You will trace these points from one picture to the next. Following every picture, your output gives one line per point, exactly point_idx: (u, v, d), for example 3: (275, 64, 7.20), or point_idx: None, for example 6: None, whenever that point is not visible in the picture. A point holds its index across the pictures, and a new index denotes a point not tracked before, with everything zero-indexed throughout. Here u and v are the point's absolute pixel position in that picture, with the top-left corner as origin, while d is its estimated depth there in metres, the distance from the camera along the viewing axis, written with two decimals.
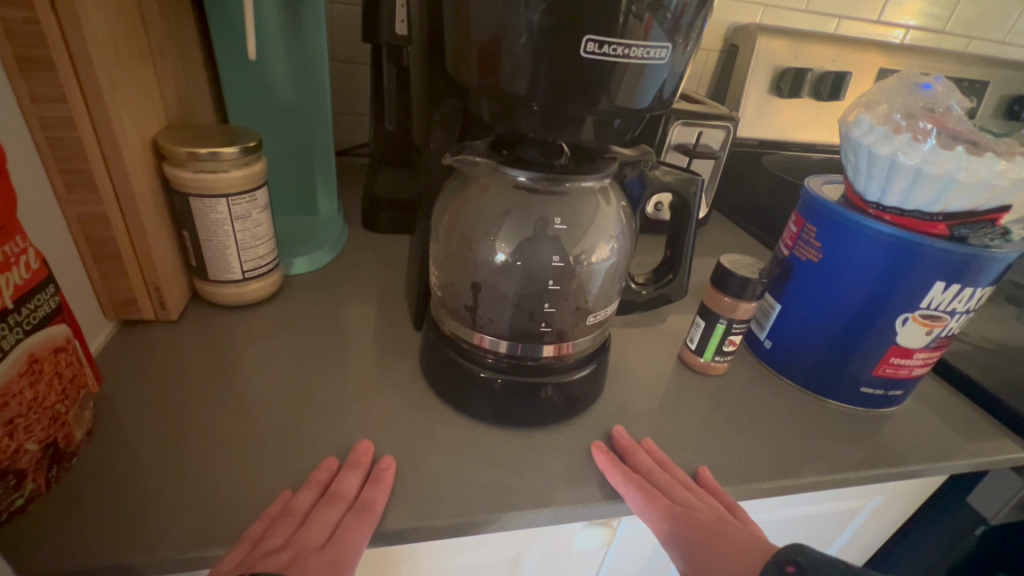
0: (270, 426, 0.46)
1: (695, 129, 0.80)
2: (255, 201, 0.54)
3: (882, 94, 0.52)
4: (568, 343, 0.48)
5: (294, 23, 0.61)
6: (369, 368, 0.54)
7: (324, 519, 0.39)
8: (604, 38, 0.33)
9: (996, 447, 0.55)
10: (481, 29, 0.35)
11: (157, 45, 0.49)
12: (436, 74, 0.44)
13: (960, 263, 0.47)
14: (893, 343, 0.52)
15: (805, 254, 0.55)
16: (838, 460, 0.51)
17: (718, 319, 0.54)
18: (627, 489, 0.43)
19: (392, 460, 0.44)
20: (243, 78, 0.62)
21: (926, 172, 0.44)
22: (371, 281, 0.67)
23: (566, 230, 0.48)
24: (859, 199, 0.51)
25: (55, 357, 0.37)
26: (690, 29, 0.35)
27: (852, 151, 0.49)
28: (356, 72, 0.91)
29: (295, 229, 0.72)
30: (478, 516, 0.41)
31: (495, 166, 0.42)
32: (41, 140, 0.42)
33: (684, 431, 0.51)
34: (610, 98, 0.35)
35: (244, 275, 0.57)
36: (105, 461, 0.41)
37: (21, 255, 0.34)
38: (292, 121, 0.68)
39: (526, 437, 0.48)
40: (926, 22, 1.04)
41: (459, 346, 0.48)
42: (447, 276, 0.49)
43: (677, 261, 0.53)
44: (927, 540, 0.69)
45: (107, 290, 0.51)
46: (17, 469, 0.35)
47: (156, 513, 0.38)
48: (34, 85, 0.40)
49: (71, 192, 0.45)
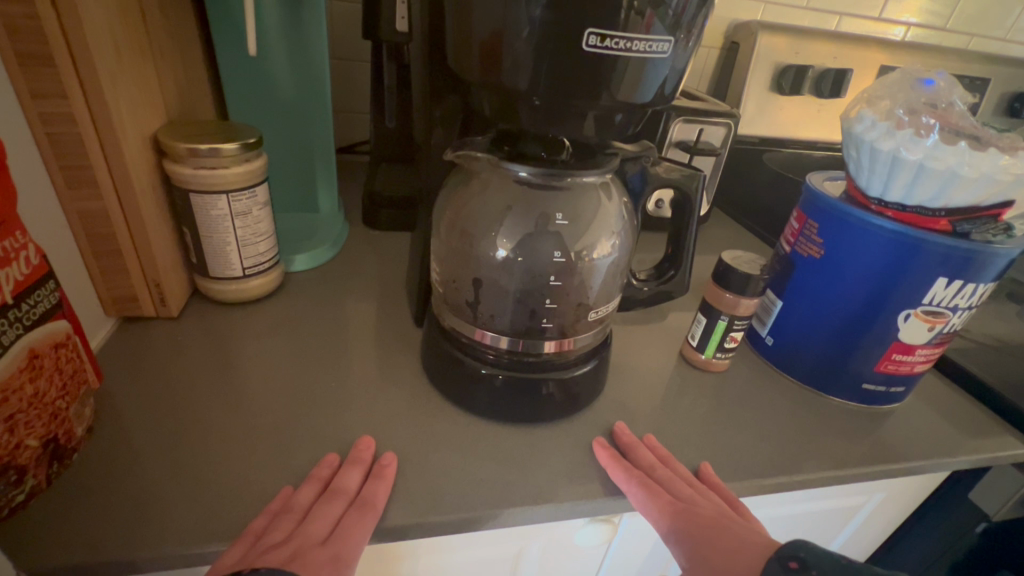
0: (271, 422, 0.46)
1: (696, 127, 0.80)
2: (256, 198, 0.53)
3: (885, 89, 0.51)
4: (570, 340, 0.48)
5: (293, 18, 0.61)
6: (369, 365, 0.54)
7: (326, 514, 0.39)
8: (606, 33, 0.33)
9: (998, 444, 0.55)
10: (482, 24, 0.35)
11: (157, 40, 0.49)
12: (436, 69, 0.44)
13: (963, 258, 0.47)
14: (895, 339, 0.52)
15: (806, 251, 0.55)
16: (839, 456, 0.51)
17: (719, 316, 0.54)
18: (629, 485, 0.43)
19: (394, 456, 0.44)
20: (243, 74, 0.62)
21: (929, 167, 0.44)
22: (371, 278, 0.67)
23: (568, 226, 0.48)
24: (861, 195, 0.51)
25: (55, 353, 0.37)
26: (692, 24, 0.35)
27: (854, 147, 0.49)
28: (356, 69, 0.91)
29: (296, 226, 0.72)
30: (479, 512, 0.41)
31: (496, 161, 0.42)
32: (40, 136, 0.42)
33: (685, 427, 0.51)
34: (612, 93, 0.35)
35: (244, 272, 0.57)
36: (105, 457, 0.41)
37: (22, 250, 0.34)
38: (292, 117, 0.67)
39: (527, 434, 0.48)
40: (928, 18, 1.04)
41: (459, 343, 0.48)
42: (448, 272, 0.49)
43: (678, 257, 0.53)
44: (929, 537, 0.69)
45: (107, 286, 0.51)
46: (17, 465, 0.35)
47: (157, 510, 0.38)
48: (34, 80, 0.40)
49: (71, 187, 0.45)
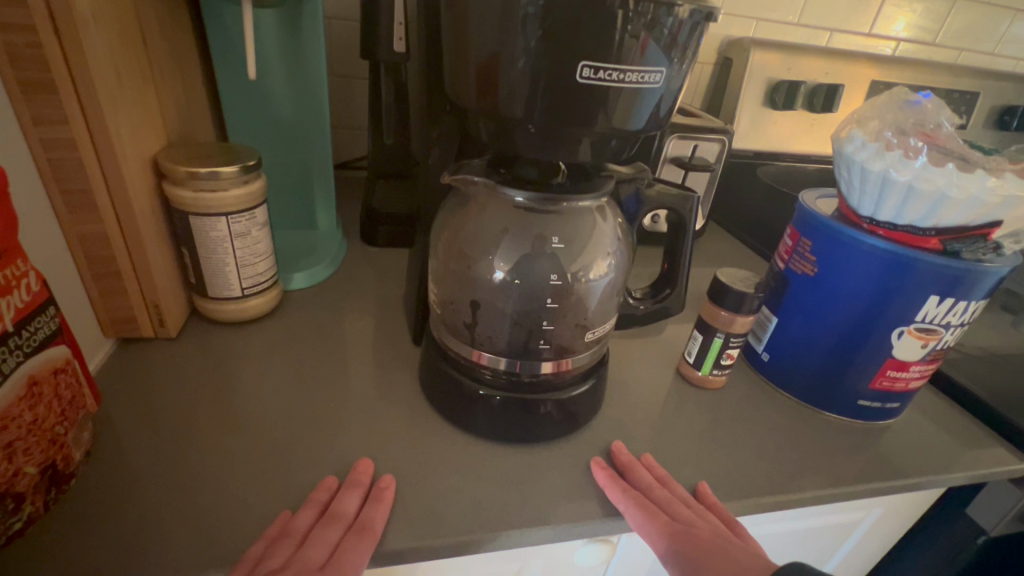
0: (271, 444, 0.46)
1: (690, 143, 0.81)
2: (255, 219, 0.54)
3: (874, 110, 0.52)
4: (568, 360, 0.48)
5: (292, 40, 0.62)
6: (368, 384, 0.54)
7: (324, 539, 0.39)
8: (599, 64, 0.34)
9: (995, 459, 0.56)
10: (479, 52, 0.35)
11: (157, 64, 0.50)
12: (435, 91, 0.45)
13: (954, 276, 0.47)
14: (889, 356, 0.52)
15: (800, 268, 0.55)
16: (836, 473, 0.51)
17: (715, 333, 0.55)
18: (626, 506, 0.44)
19: (392, 479, 0.44)
20: (243, 95, 0.63)
21: (919, 188, 0.45)
22: (370, 296, 0.67)
23: (564, 248, 0.48)
24: (853, 213, 0.52)
25: (55, 378, 0.38)
26: (685, 47, 0.36)
27: (845, 167, 0.50)
28: (354, 86, 0.92)
29: (295, 245, 0.72)
30: (478, 534, 0.41)
31: (494, 185, 0.42)
32: (42, 161, 0.42)
33: (684, 445, 0.52)
34: (607, 119, 0.36)
35: (244, 292, 0.57)
36: (104, 482, 0.41)
37: (22, 278, 0.34)
38: (291, 136, 0.68)
39: (526, 453, 0.48)
40: (916, 34, 1.06)
41: (458, 363, 0.49)
42: (447, 293, 0.49)
43: (675, 275, 0.54)
44: (929, 552, 0.69)
45: (106, 308, 0.51)
46: (16, 492, 0.35)
47: (155, 535, 0.38)
48: (35, 108, 0.40)
49: (72, 211, 0.45)
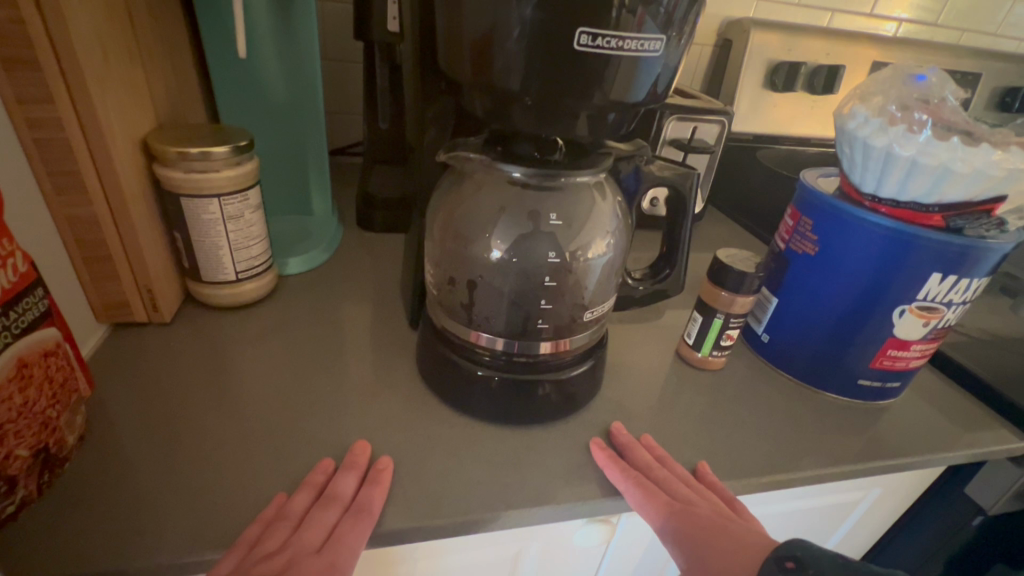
0: (265, 427, 0.46)
1: (690, 125, 0.80)
2: (248, 201, 0.53)
3: (877, 85, 0.51)
4: (566, 340, 0.47)
5: (283, 20, 0.60)
6: (365, 367, 0.53)
7: (322, 521, 0.38)
8: (598, 31, 0.32)
9: (995, 438, 0.56)
10: (473, 23, 0.34)
11: (144, 42, 0.49)
12: (429, 67, 0.44)
13: (957, 254, 0.47)
14: (890, 335, 0.52)
15: (801, 248, 0.55)
16: (837, 452, 0.51)
17: (715, 314, 0.54)
18: (626, 486, 0.43)
19: (390, 460, 0.43)
20: (234, 77, 0.62)
21: (922, 163, 0.44)
22: (367, 280, 0.67)
23: (562, 226, 0.47)
24: (854, 191, 0.51)
25: (45, 361, 0.37)
26: (684, 23, 0.35)
27: (847, 144, 0.49)
28: (348, 70, 0.90)
29: (289, 230, 0.71)
30: (477, 515, 0.41)
31: (490, 162, 0.41)
32: (28, 142, 0.41)
33: (683, 426, 0.51)
34: (605, 93, 0.35)
35: (238, 276, 0.56)
36: (97, 467, 0.41)
37: (8, 257, 0.34)
38: (284, 119, 0.67)
39: (524, 435, 0.48)
40: (919, 14, 1.04)
41: (455, 345, 0.48)
42: (444, 274, 0.49)
43: (674, 254, 0.53)
44: (927, 531, 0.69)
45: (98, 292, 0.50)
46: (7, 475, 0.34)
47: (152, 518, 0.38)
48: (18, 86, 0.39)
49: (60, 193, 0.44)
